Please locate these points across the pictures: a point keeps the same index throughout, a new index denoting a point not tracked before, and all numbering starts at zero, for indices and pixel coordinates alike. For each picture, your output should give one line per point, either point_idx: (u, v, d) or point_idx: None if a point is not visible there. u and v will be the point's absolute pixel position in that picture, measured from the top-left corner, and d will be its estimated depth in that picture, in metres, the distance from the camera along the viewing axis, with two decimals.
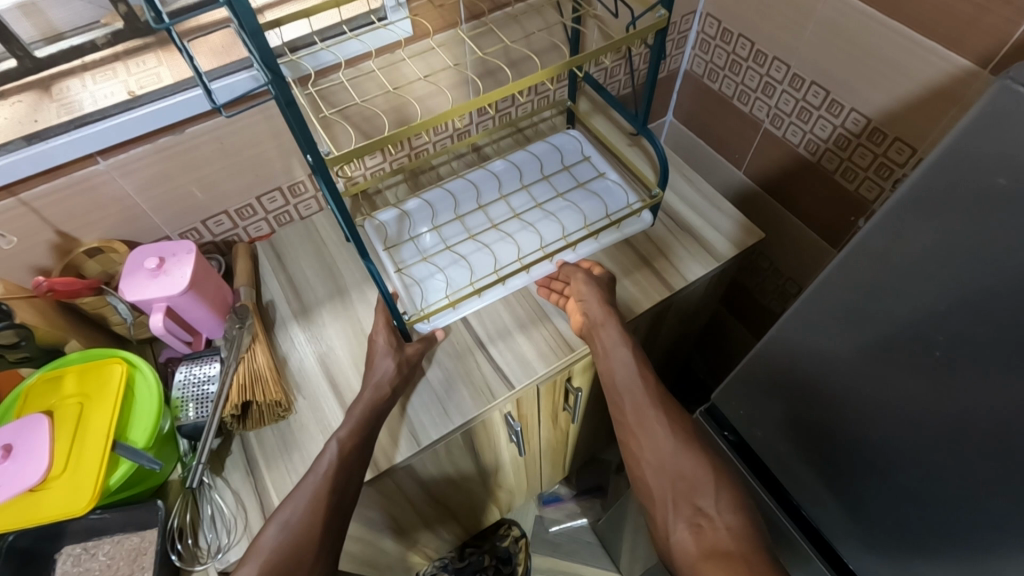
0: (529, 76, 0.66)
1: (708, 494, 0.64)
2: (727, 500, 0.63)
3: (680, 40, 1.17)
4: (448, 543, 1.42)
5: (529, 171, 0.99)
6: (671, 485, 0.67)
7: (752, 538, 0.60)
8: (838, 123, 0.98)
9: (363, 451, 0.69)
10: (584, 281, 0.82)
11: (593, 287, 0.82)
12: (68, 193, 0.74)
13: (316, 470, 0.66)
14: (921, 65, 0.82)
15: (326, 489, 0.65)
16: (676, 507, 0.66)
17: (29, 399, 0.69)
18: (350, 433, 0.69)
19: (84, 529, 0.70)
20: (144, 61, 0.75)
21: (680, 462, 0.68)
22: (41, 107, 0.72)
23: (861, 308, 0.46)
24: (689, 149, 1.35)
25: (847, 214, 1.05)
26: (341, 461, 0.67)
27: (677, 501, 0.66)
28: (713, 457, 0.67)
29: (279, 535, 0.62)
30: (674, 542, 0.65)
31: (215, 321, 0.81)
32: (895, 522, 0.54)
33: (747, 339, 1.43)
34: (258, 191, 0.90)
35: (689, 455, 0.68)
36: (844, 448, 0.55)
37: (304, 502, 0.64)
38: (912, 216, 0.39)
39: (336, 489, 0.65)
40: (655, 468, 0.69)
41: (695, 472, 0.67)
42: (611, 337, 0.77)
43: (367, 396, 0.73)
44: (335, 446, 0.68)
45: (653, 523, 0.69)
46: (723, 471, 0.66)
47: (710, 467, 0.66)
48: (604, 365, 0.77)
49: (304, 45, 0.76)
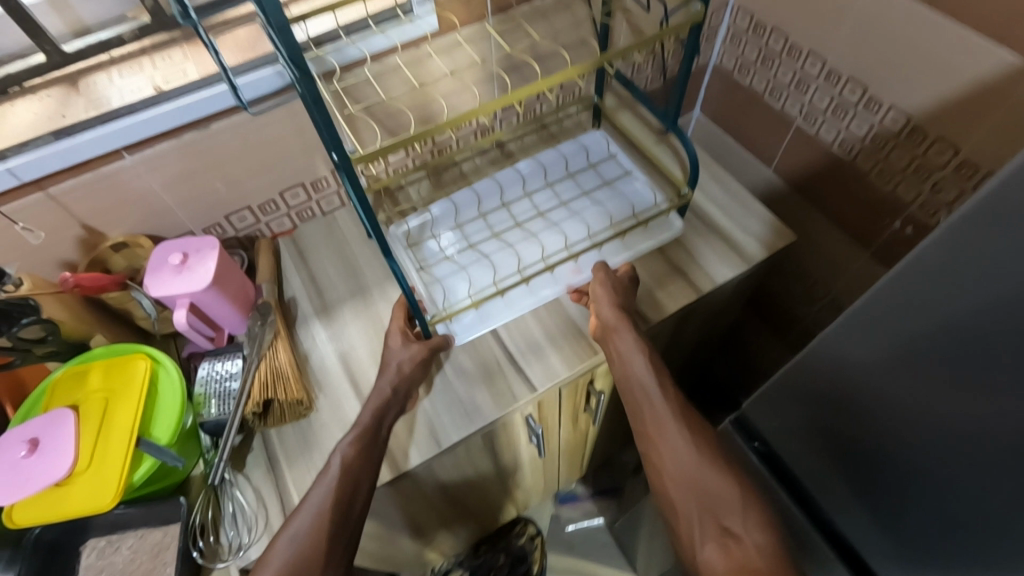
0: (549, 77, 0.64)
1: (734, 514, 0.62)
2: (754, 520, 0.61)
3: (710, 33, 1.14)
4: (464, 540, 1.42)
5: (553, 170, 0.97)
6: (696, 503, 0.65)
7: (781, 562, 0.57)
8: (876, 120, 0.94)
9: (370, 461, 0.68)
10: (604, 286, 0.81)
11: (610, 286, 0.81)
12: (95, 187, 0.74)
13: (325, 478, 0.66)
14: (968, 62, 0.78)
15: (331, 501, 0.64)
16: (702, 528, 0.63)
17: (55, 394, 0.69)
18: (360, 441, 0.69)
19: (108, 524, 0.70)
20: (170, 55, 0.75)
21: (704, 479, 0.65)
22: (69, 102, 0.71)
23: (907, 325, 0.43)
24: (716, 145, 1.32)
25: (881, 215, 1.02)
26: (345, 472, 0.66)
27: (703, 519, 0.64)
28: (738, 475, 0.65)
29: (286, 550, 0.61)
30: (700, 562, 0.62)
31: (238, 317, 0.81)
32: (938, 549, 0.51)
33: (771, 341, 1.40)
34: (281, 187, 0.89)
35: (713, 471, 0.65)
36: (881, 467, 0.53)
37: (311, 516, 0.63)
38: (979, 229, 0.36)
39: (344, 499, 0.65)
40: (680, 488, 0.67)
41: (720, 490, 0.64)
42: (628, 345, 0.76)
43: (379, 398, 0.73)
44: (339, 460, 0.67)
45: (679, 540, 0.66)
46: (749, 489, 0.64)
47: (735, 486, 0.64)
48: (620, 374, 0.75)
49: (329, 39, 0.75)
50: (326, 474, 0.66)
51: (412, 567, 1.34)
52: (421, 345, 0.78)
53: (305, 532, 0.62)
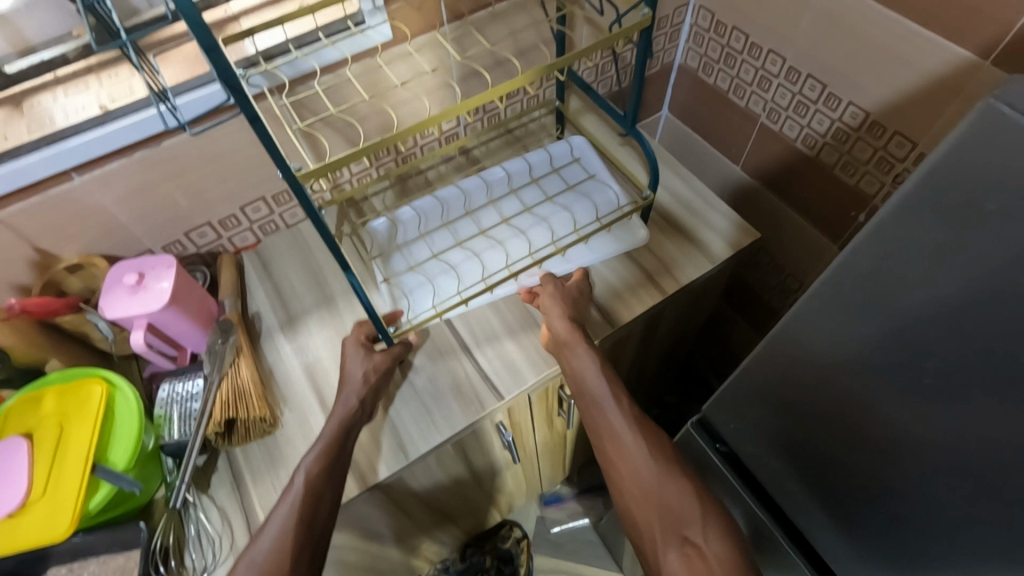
0: (497, 85, 0.63)
1: (695, 525, 0.62)
2: (714, 527, 0.62)
3: (673, 33, 1.14)
4: (448, 547, 1.41)
5: (517, 174, 0.96)
6: (659, 515, 0.64)
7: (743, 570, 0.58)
8: (836, 117, 0.95)
9: (330, 474, 0.68)
10: (553, 295, 0.80)
11: (558, 294, 0.80)
12: (47, 208, 0.73)
13: (288, 498, 0.65)
14: (920, 56, 0.80)
15: (293, 520, 0.63)
16: (664, 539, 0.63)
17: (8, 421, 0.68)
18: (327, 454, 0.68)
19: (70, 551, 0.68)
20: (117, 72, 0.73)
21: (666, 491, 0.65)
22: (11, 124, 0.70)
23: (845, 323, 0.44)
24: (684, 144, 1.32)
25: (847, 209, 1.03)
26: (308, 490, 0.65)
27: (665, 531, 0.63)
28: (696, 485, 0.65)
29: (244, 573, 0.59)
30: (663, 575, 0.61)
31: (199, 334, 0.80)
32: (894, 545, 0.52)
33: (748, 335, 1.40)
34: (242, 200, 0.88)
35: (673, 481, 0.66)
36: (831, 462, 0.54)
37: (272, 540, 0.61)
38: (904, 234, 0.36)
39: (307, 517, 0.64)
40: (641, 499, 0.66)
41: (680, 501, 0.64)
42: (572, 342, 0.76)
43: (341, 414, 0.72)
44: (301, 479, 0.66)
45: (642, 552, 0.66)
46: (705, 495, 0.65)
47: (694, 497, 0.64)
48: (578, 390, 0.75)
49: (279, 53, 0.74)
50: (289, 498, 0.65)
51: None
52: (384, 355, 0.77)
53: (265, 556, 0.60)
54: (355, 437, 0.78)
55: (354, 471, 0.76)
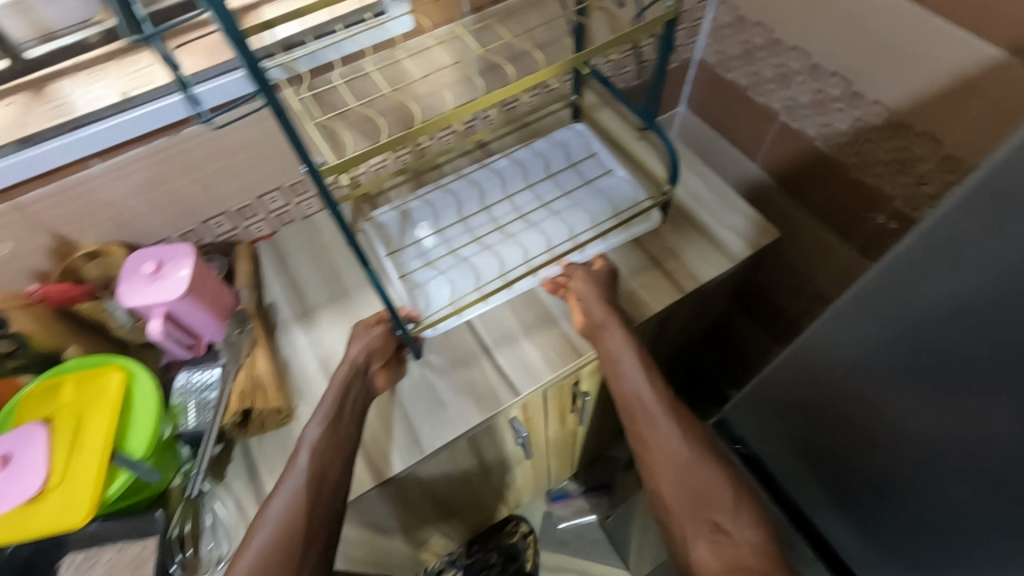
0: (519, 81, 0.62)
1: (726, 511, 0.61)
2: (747, 513, 0.61)
3: (693, 28, 1.12)
4: (455, 541, 1.41)
5: (534, 169, 0.96)
6: (689, 499, 0.64)
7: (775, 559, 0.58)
8: (859, 115, 0.94)
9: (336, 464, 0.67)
10: (586, 286, 0.80)
11: (591, 283, 0.80)
12: (65, 196, 0.73)
13: (293, 475, 0.65)
14: (947, 55, 0.78)
15: (293, 511, 0.63)
16: (695, 523, 0.62)
17: (28, 408, 0.68)
18: (329, 426, 0.68)
19: (85, 538, 0.69)
20: (139, 59, 0.73)
21: (699, 475, 0.65)
22: (31, 111, 0.69)
23: (879, 328, 0.43)
24: (701, 141, 1.31)
25: (866, 209, 1.01)
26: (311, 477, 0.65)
27: (696, 515, 0.63)
28: (729, 470, 0.65)
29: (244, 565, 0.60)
30: (692, 558, 0.61)
31: (215, 325, 0.78)
32: (918, 553, 0.51)
33: (759, 336, 1.39)
34: (258, 191, 0.87)
35: (704, 467, 0.65)
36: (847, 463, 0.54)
37: (279, 514, 0.62)
38: (950, 237, 0.36)
39: (313, 490, 0.64)
40: (673, 481, 0.65)
41: (714, 485, 0.64)
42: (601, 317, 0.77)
43: (337, 399, 0.71)
44: (304, 454, 0.66)
45: (669, 534, 0.65)
46: (737, 482, 0.64)
47: (728, 482, 0.64)
48: (611, 372, 0.74)
49: (297, 44, 0.74)
50: (291, 476, 0.65)
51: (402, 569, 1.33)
52: (383, 331, 0.77)
53: (274, 526, 0.62)
54: (368, 429, 0.78)
55: (368, 465, 0.76)
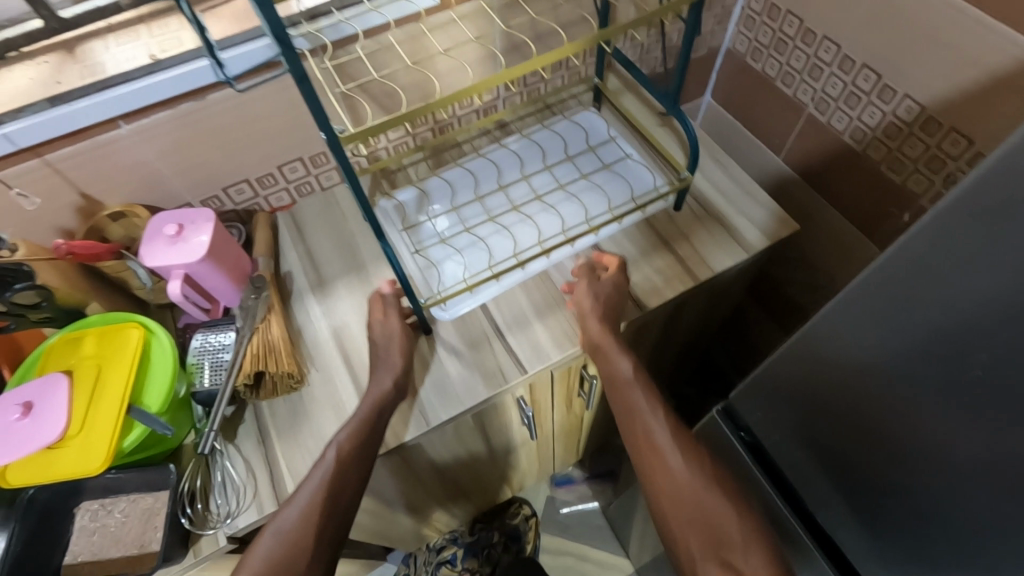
0: (534, 59, 0.62)
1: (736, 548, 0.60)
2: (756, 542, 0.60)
3: (723, 15, 1.10)
4: (458, 519, 1.44)
5: (552, 150, 0.95)
6: (698, 533, 0.63)
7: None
8: (889, 110, 0.92)
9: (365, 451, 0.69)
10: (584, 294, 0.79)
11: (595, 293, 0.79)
12: (93, 155, 0.74)
13: (310, 483, 0.67)
14: (985, 49, 0.76)
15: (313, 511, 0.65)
16: (704, 558, 0.62)
17: (51, 358, 0.71)
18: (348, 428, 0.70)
19: (102, 486, 0.72)
20: (167, 23, 0.74)
21: (696, 491, 0.65)
22: (63, 69, 0.71)
23: (876, 323, 0.43)
24: (725, 132, 1.29)
25: (891, 207, 0.99)
26: (330, 484, 0.66)
27: (704, 550, 0.63)
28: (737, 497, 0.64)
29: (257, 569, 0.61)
30: None
31: (232, 290, 0.81)
32: (916, 547, 0.51)
33: (774, 332, 1.38)
34: (278, 160, 0.88)
35: (712, 497, 0.64)
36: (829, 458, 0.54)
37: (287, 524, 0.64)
38: (958, 227, 0.35)
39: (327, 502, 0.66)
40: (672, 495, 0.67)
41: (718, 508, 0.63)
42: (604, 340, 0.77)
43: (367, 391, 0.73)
44: (320, 466, 0.68)
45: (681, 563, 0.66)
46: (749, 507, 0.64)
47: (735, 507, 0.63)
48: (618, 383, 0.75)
49: (321, 14, 0.74)
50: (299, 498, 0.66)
51: (404, 543, 1.36)
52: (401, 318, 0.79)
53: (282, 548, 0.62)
54: None
55: None
